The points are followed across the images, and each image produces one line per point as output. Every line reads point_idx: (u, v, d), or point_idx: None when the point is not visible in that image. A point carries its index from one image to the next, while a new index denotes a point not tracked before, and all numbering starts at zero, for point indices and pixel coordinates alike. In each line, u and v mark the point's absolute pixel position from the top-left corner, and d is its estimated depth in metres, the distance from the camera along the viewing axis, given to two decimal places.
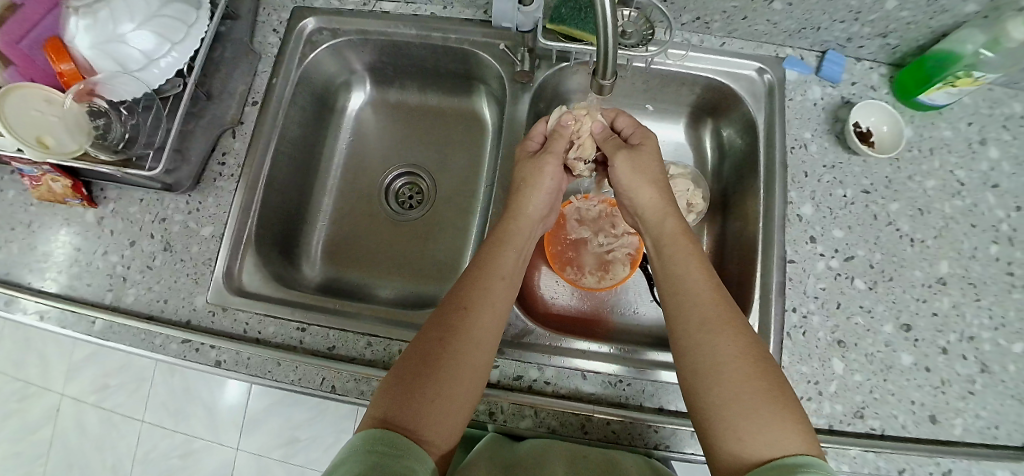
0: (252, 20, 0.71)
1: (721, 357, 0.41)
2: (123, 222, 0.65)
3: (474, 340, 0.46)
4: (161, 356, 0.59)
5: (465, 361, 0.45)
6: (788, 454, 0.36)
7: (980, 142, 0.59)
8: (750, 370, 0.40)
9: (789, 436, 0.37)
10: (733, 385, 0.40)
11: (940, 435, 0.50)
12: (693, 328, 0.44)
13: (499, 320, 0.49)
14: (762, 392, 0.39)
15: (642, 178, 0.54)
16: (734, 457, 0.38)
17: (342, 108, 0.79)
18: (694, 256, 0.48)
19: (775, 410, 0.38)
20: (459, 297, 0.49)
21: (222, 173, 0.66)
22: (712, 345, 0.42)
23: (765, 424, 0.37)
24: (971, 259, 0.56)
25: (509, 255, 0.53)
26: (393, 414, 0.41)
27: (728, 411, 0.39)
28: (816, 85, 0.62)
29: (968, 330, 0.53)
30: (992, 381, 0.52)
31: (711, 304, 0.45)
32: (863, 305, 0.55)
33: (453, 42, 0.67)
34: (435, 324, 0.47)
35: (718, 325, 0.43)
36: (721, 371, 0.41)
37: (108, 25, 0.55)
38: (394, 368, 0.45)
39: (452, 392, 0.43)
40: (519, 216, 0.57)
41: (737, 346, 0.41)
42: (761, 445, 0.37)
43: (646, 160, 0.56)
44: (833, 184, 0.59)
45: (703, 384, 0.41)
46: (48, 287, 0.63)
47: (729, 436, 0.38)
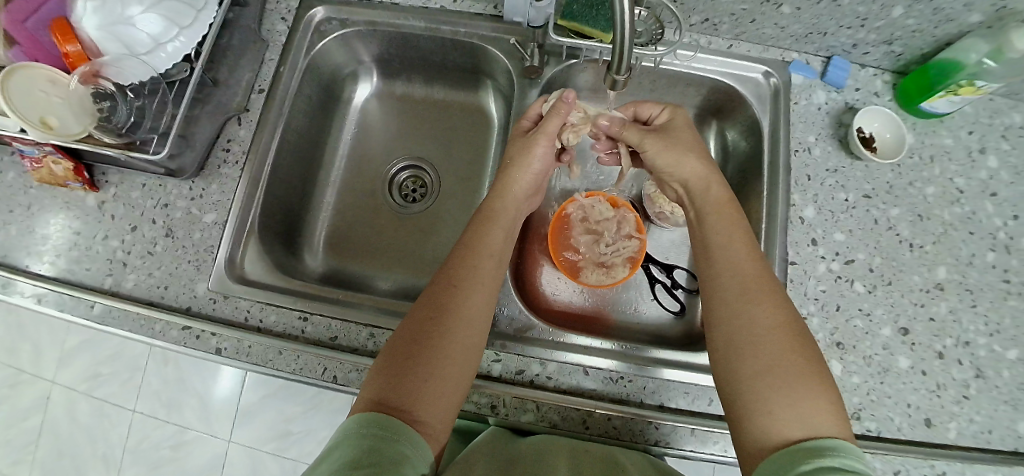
0: (261, 8, 0.70)
1: (759, 331, 0.41)
2: (125, 207, 0.65)
3: (465, 319, 0.46)
4: (161, 342, 0.58)
5: (459, 338, 0.45)
6: (819, 435, 0.36)
7: (980, 151, 0.60)
8: (788, 346, 0.40)
9: (822, 415, 0.37)
10: (768, 359, 0.40)
11: (934, 438, 0.51)
12: (732, 300, 0.44)
13: (488, 297, 0.49)
14: (800, 368, 0.39)
15: (681, 150, 0.54)
16: (763, 434, 0.38)
17: (347, 98, 0.79)
18: (734, 228, 0.48)
19: (809, 388, 0.38)
20: (446, 278, 0.49)
21: (226, 160, 0.66)
22: (752, 318, 0.42)
23: (798, 401, 0.38)
24: (969, 266, 0.56)
25: (495, 235, 0.53)
26: (386, 395, 0.41)
27: (759, 384, 0.39)
28: (821, 89, 0.63)
29: (964, 335, 0.54)
30: (987, 386, 0.52)
31: (751, 277, 0.45)
32: (861, 308, 0.55)
33: (463, 36, 0.68)
34: (426, 301, 0.47)
35: (758, 297, 0.43)
36: (758, 343, 0.41)
37: (116, 8, 0.55)
38: (387, 347, 0.45)
39: (445, 370, 0.44)
40: (505, 198, 0.57)
41: (776, 319, 0.42)
42: (794, 425, 0.37)
43: (676, 134, 0.56)
44: (835, 188, 0.59)
45: (739, 357, 0.41)
46: (47, 269, 0.63)
47: (759, 412, 0.39)
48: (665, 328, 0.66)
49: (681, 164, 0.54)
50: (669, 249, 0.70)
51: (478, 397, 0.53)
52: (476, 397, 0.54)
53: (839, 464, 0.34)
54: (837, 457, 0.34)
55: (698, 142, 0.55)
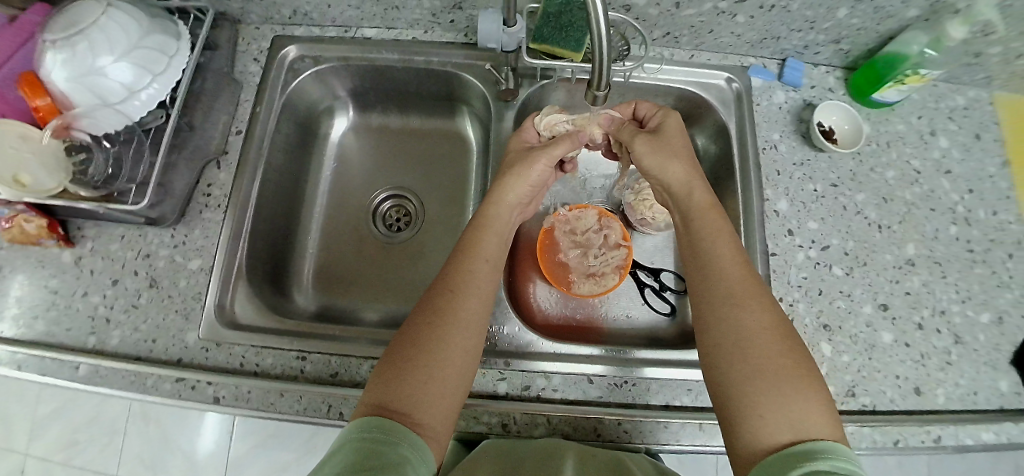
0: (233, 51, 0.71)
1: (747, 334, 0.42)
2: (104, 261, 0.63)
3: (463, 323, 0.47)
4: (153, 398, 0.56)
5: (456, 344, 0.45)
6: (807, 438, 0.37)
7: (930, 134, 0.65)
8: (777, 349, 0.41)
9: (811, 419, 0.38)
10: (757, 362, 0.41)
11: (925, 406, 0.54)
12: (719, 304, 0.45)
13: (487, 304, 0.50)
14: (788, 372, 0.40)
15: (668, 154, 0.56)
16: (753, 439, 0.38)
17: (325, 132, 0.80)
18: (720, 233, 0.50)
19: (797, 390, 0.39)
20: (443, 284, 0.50)
21: (208, 205, 0.65)
22: (742, 323, 0.43)
23: (788, 406, 0.38)
24: (934, 240, 0.60)
25: (491, 242, 0.55)
26: (387, 399, 0.41)
27: (748, 388, 0.40)
28: (780, 89, 0.67)
29: (939, 305, 0.57)
30: (966, 351, 0.56)
31: (737, 280, 0.46)
32: (842, 290, 0.58)
33: (436, 65, 0.69)
34: (425, 307, 0.48)
35: (747, 302, 0.44)
36: (748, 347, 0.42)
37: (86, 58, 0.53)
38: (386, 352, 0.45)
39: (444, 372, 0.44)
40: (496, 202, 0.58)
41: (763, 323, 0.43)
42: (783, 429, 0.38)
43: (667, 138, 0.58)
44: (804, 180, 0.63)
45: (728, 362, 0.42)
46: (22, 334, 0.60)
47: (749, 417, 0.39)
48: (660, 329, 0.68)
49: (666, 169, 0.56)
50: (655, 252, 0.73)
51: (489, 418, 0.53)
52: (486, 418, 0.53)
53: (830, 468, 0.34)
54: (828, 460, 0.35)
55: (688, 150, 0.57)
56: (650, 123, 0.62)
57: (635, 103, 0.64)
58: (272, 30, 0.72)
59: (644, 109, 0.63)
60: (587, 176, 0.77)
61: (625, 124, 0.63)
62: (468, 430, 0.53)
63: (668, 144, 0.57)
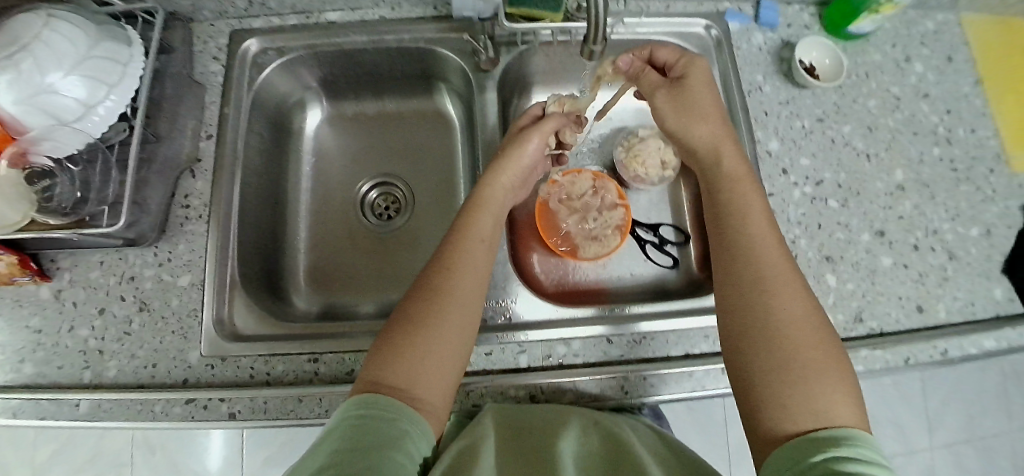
0: (189, 52, 0.66)
1: (784, 321, 0.41)
2: (86, 291, 0.59)
3: (460, 301, 0.46)
4: (164, 423, 0.54)
5: (453, 322, 0.44)
6: (831, 427, 0.36)
7: (905, 61, 0.66)
8: (810, 337, 0.40)
9: (837, 404, 0.37)
10: (789, 349, 0.39)
11: (928, 322, 0.56)
12: (755, 289, 0.43)
13: (481, 283, 0.49)
14: (819, 362, 0.39)
15: (692, 116, 0.54)
16: (775, 424, 0.37)
17: (299, 129, 0.76)
18: (749, 216, 0.48)
19: (825, 379, 0.38)
20: (440, 262, 0.49)
21: (189, 217, 0.61)
22: (771, 307, 0.41)
23: (816, 395, 0.37)
24: (920, 163, 0.62)
25: (485, 221, 0.53)
26: (384, 375, 0.41)
27: (776, 374, 0.39)
28: (757, 31, 0.67)
29: (931, 225, 0.59)
30: (961, 265, 0.58)
31: (774, 266, 0.44)
32: (840, 222, 0.60)
33: (408, 42, 0.66)
34: (423, 285, 0.47)
35: (778, 288, 0.42)
36: (777, 332, 0.40)
37: (34, 77, 0.49)
38: (383, 328, 0.45)
39: (442, 348, 0.43)
40: (490, 183, 0.57)
41: (801, 311, 0.41)
42: (808, 417, 0.37)
43: (689, 91, 0.55)
44: (792, 118, 0.63)
45: (758, 347, 0.40)
46: (10, 378, 0.56)
47: (774, 404, 0.38)
48: (668, 283, 0.69)
49: (692, 131, 0.54)
50: (651, 209, 0.73)
51: (516, 391, 0.53)
52: (513, 392, 0.53)
53: (853, 453, 0.33)
54: (851, 446, 0.34)
55: (717, 104, 0.55)
56: (671, 72, 0.58)
57: (651, 48, 0.59)
58: (227, 25, 0.68)
59: (662, 55, 0.58)
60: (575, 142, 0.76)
61: (645, 70, 0.58)
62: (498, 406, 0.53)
63: (691, 102, 0.54)
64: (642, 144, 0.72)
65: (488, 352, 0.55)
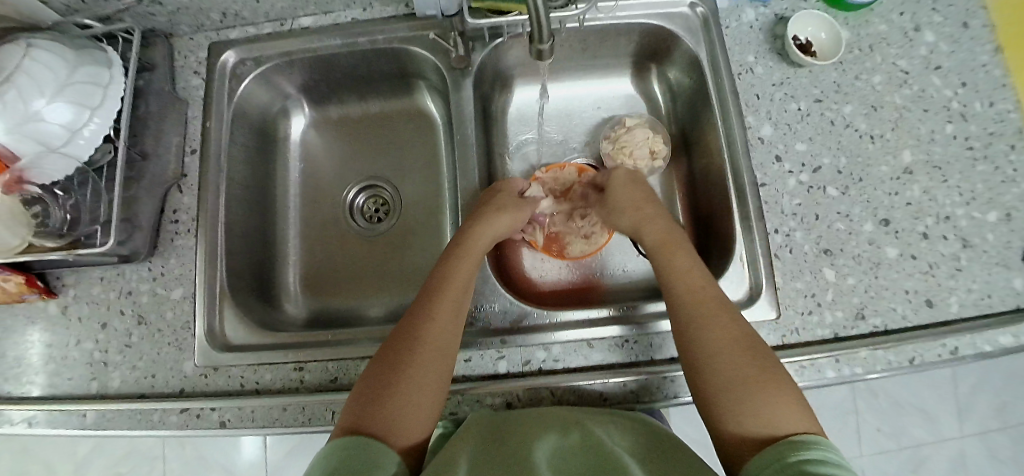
0: (171, 68, 0.67)
1: (723, 347, 0.44)
2: (89, 306, 0.62)
3: (438, 346, 0.47)
4: (162, 431, 0.56)
5: (430, 367, 0.45)
6: (790, 434, 0.38)
7: (914, 29, 0.60)
8: (750, 356, 0.43)
9: (787, 414, 0.39)
10: (735, 371, 0.42)
11: (938, 317, 0.51)
12: (694, 326, 0.46)
13: (457, 322, 0.49)
14: (763, 376, 0.42)
15: (623, 198, 0.61)
16: (744, 438, 0.39)
17: (285, 136, 0.77)
18: (676, 264, 0.52)
19: (773, 391, 0.40)
20: (421, 309, 0.50)
21: (178, 232, 0.63)
22: (707, 337, 0.44)
23: (769, 405, 0.40)
24: (931, 143, 0.57)
25: (467, 263, 0.54)
26: (361, 421, 0.42)
27: (731, 394, 0.41)
28: (748, 8, 0.63)
29: (943, 211, 0.54)
30: (976, 254, 0.53)
31: (705, 300, 0.48)
32: (841, 211, 0.55)
33: (382, 43, 0.66)
34: (400, 333, 0.48)
35: (711, 319, 0.46)
36: (718, 359, 0.43)
37: (19, 105, 0.51)
38: (363, 378, 0.46)
39: (418, 394, 0.44)
40: (472, 227, 0.56)
41: (735, 336, 0.44)
42: (768, 428, 0.39)
43: (626, 183, 0.63)
44: (786, 100, 0.59)
45: (710, 374, 0.43)
46: (27, 389, 0.60)
47: (737, 421, 0.40)
48: None
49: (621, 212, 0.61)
50: None
51: (492, 398, 0.52)
52: (489, 399, 0.53)
53: (823, 457, 0.35)
54: (821, 450, 0.36)
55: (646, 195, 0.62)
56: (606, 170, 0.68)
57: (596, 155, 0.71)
58: (207, 39, 0.69)
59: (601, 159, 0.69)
60: (560, 137, 0.74)
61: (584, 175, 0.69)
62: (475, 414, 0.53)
63: (624, 190, 0.62)
64: (629, 133, 0.68)
65: (467, 358, 0.54)
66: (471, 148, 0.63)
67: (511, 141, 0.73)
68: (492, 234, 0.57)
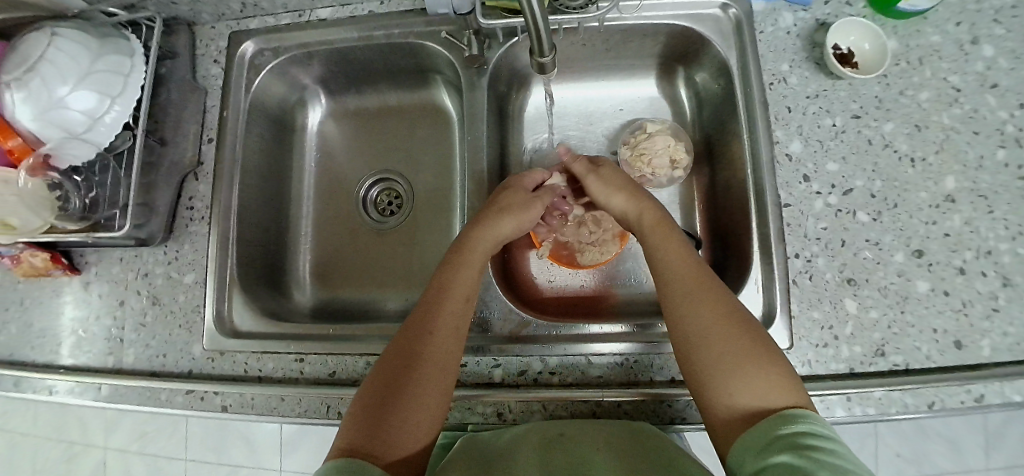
0: (192, 55, 0.68)
1: (706, 321, 0.41)
2: (109, 284, 0.64)
3: (439, 361, 0.45)
4: (169, 410, 0.59)
5: (432, 383, 0.44)
6: (778, 408, 0.36)
7: (971, 42, 0.55)
8: (735, 330, 0.40)
9: (775, 389, 0.37)
10: (719, 347, 0.40)
11: (967, 360, 0.48)
12: (676, 302, 0.44)
13: (458, 339, 0.47)
14: (747, 349, 0.39)
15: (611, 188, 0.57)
16: (730, 414, 0.37)
17: (302, 125, 0.77)
18: (662, 239, 0.49)
19: (758, 364, 0.38)
20: (420, 321, 0.47)
21: (193, 218, 0.65)
22: (693, 313, 0.42)
23: (752, 379, 0.37)
24: (978, 170, 0.52)
25: (468, 274, 0.51)
26: (359, 443, 0.39)
27: (715, 370, 0.39)
28: (786, 11, 0.58)
29: (985, 245, 0.50)
30: (1018, 294, 0.49)
31: (689, 273, 0.45)
32: (869, 239, 0.52)
33: (398, 37, 0.64)
34: (400, 345, 0.46)
35: (698, 293, 0.43)
36: (705, 334, 0.40)
37: (43, 93, 0.52)
38: (359, 397, 0.43)
39: (419, 412, 0.42)
40: (480, 231, 0.53)
41: (719, 307, 0.42)
42: (755, 401, 0.37)
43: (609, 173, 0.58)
44: (820, 115, 0.55)
45: (693, 351, 0.41)
46: (52, 359, 0.63)
47: (721, 395, 0.38)
48: None
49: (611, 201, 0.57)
50: None
51: (484, 407, 0.52)
52: (481, 407, 0.52)
53: (810, 430, 0.33)
54: (809, 424, 0.34)
55: (629, 183, 0.57)
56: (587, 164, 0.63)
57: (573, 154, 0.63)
58: (227, 26, 0.69)
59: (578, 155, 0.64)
60: (577, 139, 0.71)
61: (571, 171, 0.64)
62: (467, 421, 0.52)
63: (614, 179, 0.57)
64: (649, 140, 0.65)
65: (463, 364, 0.54)
66: (482, 149, 0.62)
67: (526, 142, 0.71)
68: (499, 240, 0.54)
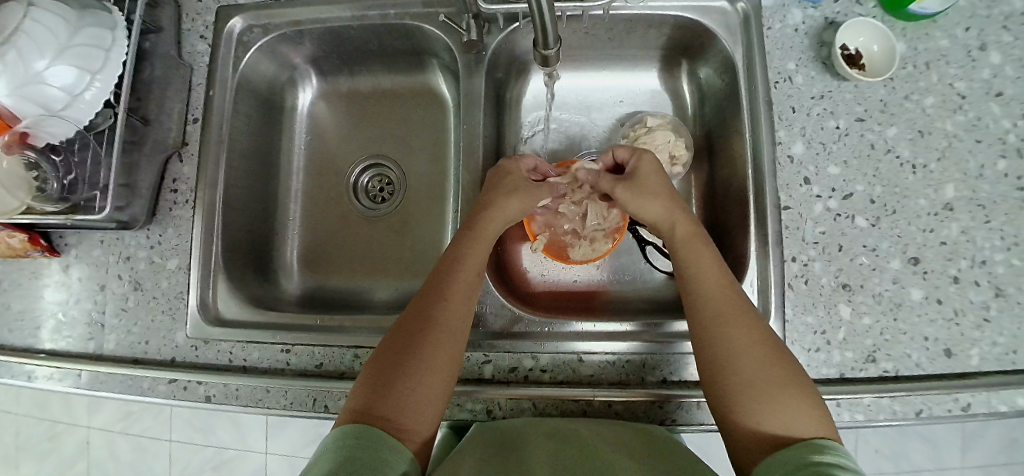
0: (177, 29, 0.65)
1: (738, 346, 0.41)
2: (89, 267, 0.62)
3: (449, 329, 0.45)
4: (151, 398, 0.58)
5: (443, 349, 0.44)
6: (805, 437, 0.37)
7: (979, 48, 0.54)
8: (767, 356, 0.41)
9: (803, 420, 0.37)
10: (750, 372, 0.40)
11: (955, 368, 0.48)
12: (708, 321, 0.44)
13: (469, 307, 0.47)
14: (778, 377, 0.40)
15: (643, 195, 0.53)
16: (755, 437, 0.38)
17: (292, 106, 0.75)
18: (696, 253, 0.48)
19: (790, 393, 0.39)
20: (433, 289, 0.47)
21: (177, 201, 0.63)
22: (724, 337, 0.42)
23: (781, 407, 0.38)
24: (978, 179, 0.51)
25: (479, 245, 0.51)
26: (370, 406, 0.40)
27: (745, 393, 0.39)
28: (795, 8, 0.57)
29: (980, 255, 0.50)
30: (1008, 305, 0.49)
31: (724, 293, 0.45)
32: (866, 245, 0.51)
33: (393, 18, 0.62)
34: (412, 315, 0.46)
35: (728, 317, 0.43)
36: (733, 361, 0.41)
37: (20, 67, 0.50)
38: (371, 362, 0.44)
39: (429, 380, 0.42)
40: (488, 203, 0.53)
41: (753, 333, 0.42)
42: (782, 429, 0.37)
43: (643, 183, 0.54)
44: (824, 116, 0.54)
45: (723, 373, 0.41)
46: (30, 343, 0.62)
47: (748, 421, 0.39)
48: (665, 292, 0.63)
49: (645, 210, 0.53)
50: None
51: (472, 403, 0.52)
52: (470, 404, 0.52)
53: (839, 461, 0.34)
54: (837, 455, 0.35)
55: (668, 187, 0.54)
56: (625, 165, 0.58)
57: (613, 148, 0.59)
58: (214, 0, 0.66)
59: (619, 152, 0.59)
60: (576, 131, 0.69)
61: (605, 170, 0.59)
62: (455, 417, 0.52)
63: (646, 188, 0.53)
64: (649, 134, 0.64)
65: None
66: (478, 139, 0.60)
67: (524, 132, 0.70)
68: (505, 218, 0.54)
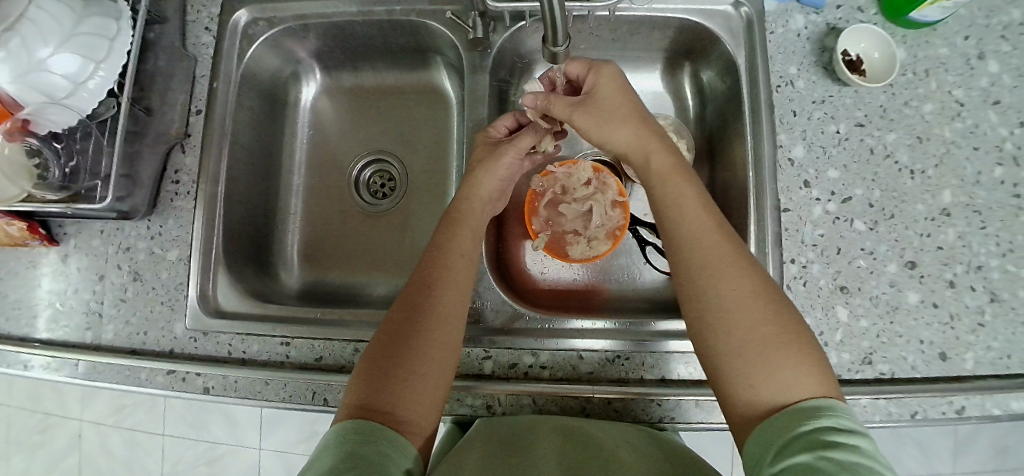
0: (182, 20, 0.65)
1: (727, 306, 0.40)
2: (88, 256, 0.62)
3: (440, 318, 0.45)
4: (148, 389, 0.57)
5: (436, 338, 0.44)
6: (802, 399, 0.35)
7: (978, 57, 0.55)
8: (760, 312, 0.39)
9: (797, 383, 0.36)
10: (741, 334, 0.39)
11: (950, 372, 0.49)
12: (695, 277, 0.42)
13: (459, 297, 0.47)
14: (771, 335, 0.38)
15: (610, 123, 0.51)
16: (750, 404, 0.37)
17: (295, 100, 0.75)
18: (683, 204, 0.45)
19: (785, 354, 0.37)
20: (420, 280, 0.47)
21: (178, 192, 0.63)
22: (713, 294, 0.41)
23: (774, 369, 0.37)
24: (975, 185, 0.52)
25: (465, 237, 0.51)
26: (368, 400, 0.40)
27: (736, 357, 0.38)
28: (798, 13, 0.57)
29: (975, 260, 0.51)
30: (1002, 309, 0.50)
31: (714, 247, 0.42)
32: (864, 248, 0.52)
33: (399, 14, 0.62)
34: (401, 307, 0.46)
35: (715, 272, 0.41)
36: (723, 322, 0.39)
37: (24, 54, 0.51)
38: (364, 356, 0.44)
39: (424, 367, 0.42)
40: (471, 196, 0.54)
41: (744, 288, 0.40)
42: (776, 393, 0.36)
43: (602, 104, 0.51)
44: (825, 121, 0.55)
45: (715, 336, 0.40)
46: (27, 332, 0.61)
47: (741, 386, 0.38)
48: (664, 292, 0.64)
49: (615, 137, 0.51)
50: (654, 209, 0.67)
51: (472, 399, 0.52)
52: (470, 400, 0.52)
53: (836, 424, 0.33)
54: (834, 418, 0.34)
55: (633, 104, 0.51)
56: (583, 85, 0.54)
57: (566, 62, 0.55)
58: None
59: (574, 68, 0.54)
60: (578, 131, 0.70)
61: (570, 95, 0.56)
62: (455, 413, 0.52)
63: (607, 113, 0.51)
64: None
65: None
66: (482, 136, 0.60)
67: None
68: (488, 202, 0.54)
